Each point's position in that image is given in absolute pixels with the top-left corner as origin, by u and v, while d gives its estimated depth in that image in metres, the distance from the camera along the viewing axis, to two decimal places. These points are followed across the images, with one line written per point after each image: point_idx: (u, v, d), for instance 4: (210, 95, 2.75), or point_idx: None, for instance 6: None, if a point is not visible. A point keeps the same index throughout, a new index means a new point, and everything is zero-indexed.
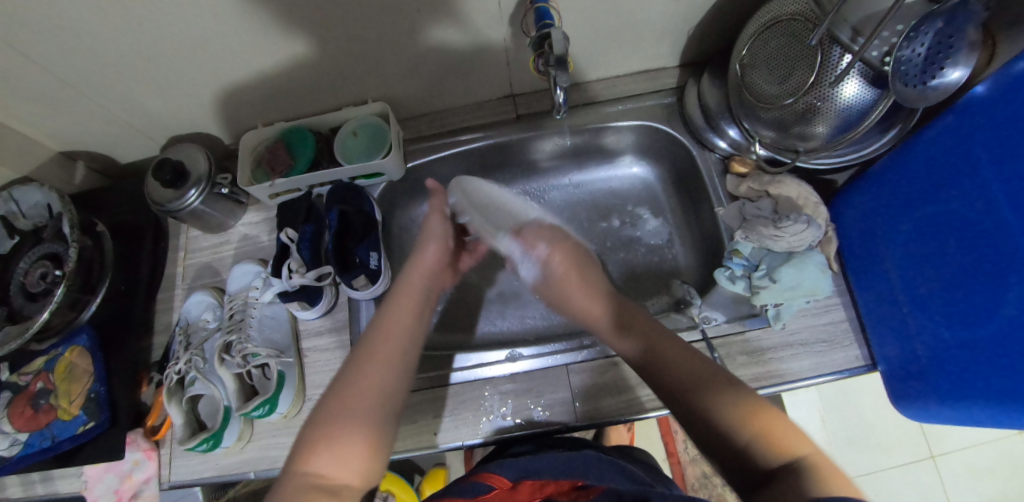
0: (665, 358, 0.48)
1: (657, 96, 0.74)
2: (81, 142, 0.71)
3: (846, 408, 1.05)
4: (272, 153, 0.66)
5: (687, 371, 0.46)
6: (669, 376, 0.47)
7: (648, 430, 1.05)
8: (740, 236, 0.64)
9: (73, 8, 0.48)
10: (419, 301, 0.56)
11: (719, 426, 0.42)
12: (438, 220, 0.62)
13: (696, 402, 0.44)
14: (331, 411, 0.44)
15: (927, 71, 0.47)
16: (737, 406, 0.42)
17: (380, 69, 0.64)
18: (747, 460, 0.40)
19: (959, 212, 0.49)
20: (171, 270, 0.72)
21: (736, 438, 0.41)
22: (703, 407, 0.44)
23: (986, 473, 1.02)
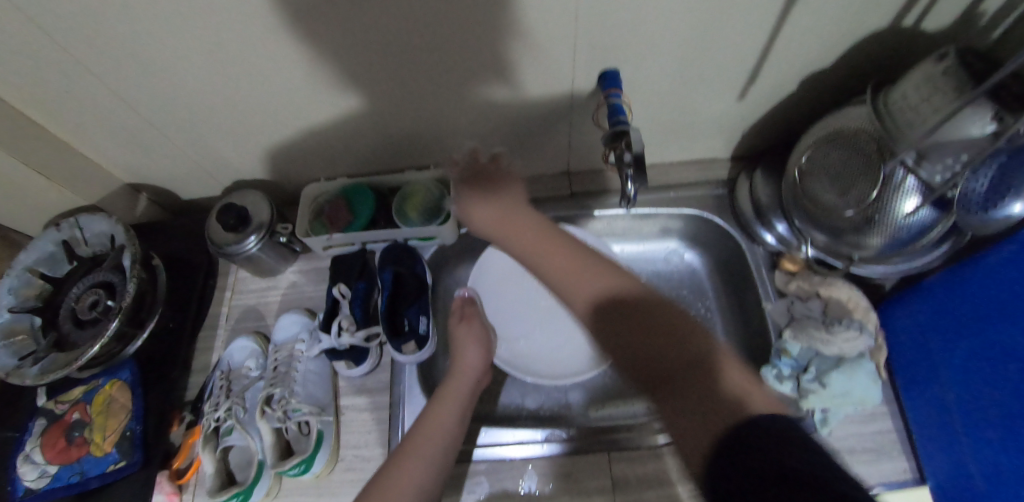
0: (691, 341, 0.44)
1: (709, 187, 0.76)
2: (151, 177, 0.74)
3: None
4: (335, 208, 0.69)
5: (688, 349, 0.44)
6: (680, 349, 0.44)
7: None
8: (788, 336, 0.62)
9: (187, 56, 0.51)
10: (471, 387, 0.62)
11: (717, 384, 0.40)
12: (471, 326, 0.67)
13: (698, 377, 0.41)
14: (386, 482, 0.51)
15: (990, 200, 0.50)
16: (699, 361, 0.42)
17: (447, 136, 0.67)
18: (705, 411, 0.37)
19: (1016, 343, 0.48)
20: (217, 309, 0.73)
21: (706, 387, 0.40)
22: (676, 363, 0.43)
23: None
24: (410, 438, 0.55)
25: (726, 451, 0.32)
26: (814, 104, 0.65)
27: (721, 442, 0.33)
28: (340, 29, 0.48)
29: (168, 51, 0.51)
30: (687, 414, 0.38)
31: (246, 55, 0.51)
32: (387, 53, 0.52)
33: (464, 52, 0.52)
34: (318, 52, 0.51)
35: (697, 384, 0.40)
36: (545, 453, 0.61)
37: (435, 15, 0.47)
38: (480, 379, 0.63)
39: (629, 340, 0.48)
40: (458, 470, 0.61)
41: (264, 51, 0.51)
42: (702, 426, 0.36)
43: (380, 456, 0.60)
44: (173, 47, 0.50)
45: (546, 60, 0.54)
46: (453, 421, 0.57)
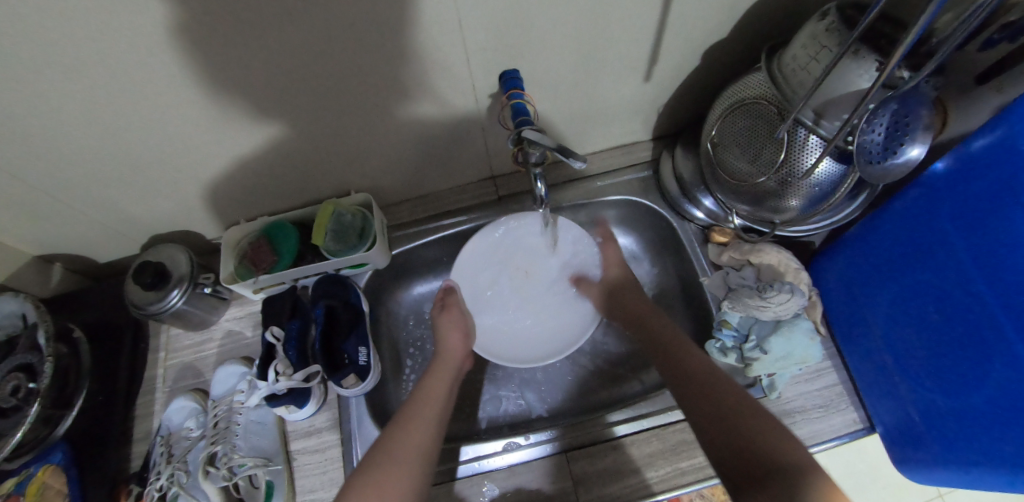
0: (748, 431, 0.48)
1: (633, 171, 0.76)
2: (58, 245, 0.69)
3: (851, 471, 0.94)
4: (257, 250, 0.65)
5: (742, 424, 0.48)
6: (738, 444, 0.47)
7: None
8: (727, 306, 0.64)
9: (54, 117, 0.48)
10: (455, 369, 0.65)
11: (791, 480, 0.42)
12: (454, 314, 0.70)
13: (772, 475, 0.44)
14: (382, 456, 0.52)
15: (889, 147, 0.51)
16: (768, 440, 0.46)
17: (362, 161, 0.65)
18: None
19: (937, 284, 0.51)
20: (152, 371, 0.70)
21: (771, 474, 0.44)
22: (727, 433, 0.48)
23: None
24: (404, 416, 0.56)
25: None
26: (720, 73, 0.65)
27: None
28: (209, 67, 0.45)
29: (28, 116, 0.47)
30: None
31: (119, 108, 0.48)
32: (276, 87, 0.50)
33: (353, 74, 0.50)
34: (202, 95, 0.48)
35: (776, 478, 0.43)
36: (529, 457, 0.61)
37: (311, 41, 0.45)
38: (462, 366, 0.66)
39: (717, 427, 0.49)
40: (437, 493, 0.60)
41: (139, 102, 0.48)
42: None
43: None
44: (34, 111, 0.47)
45: (438, 70, 0.52)
46: (445, 390, 0.61)
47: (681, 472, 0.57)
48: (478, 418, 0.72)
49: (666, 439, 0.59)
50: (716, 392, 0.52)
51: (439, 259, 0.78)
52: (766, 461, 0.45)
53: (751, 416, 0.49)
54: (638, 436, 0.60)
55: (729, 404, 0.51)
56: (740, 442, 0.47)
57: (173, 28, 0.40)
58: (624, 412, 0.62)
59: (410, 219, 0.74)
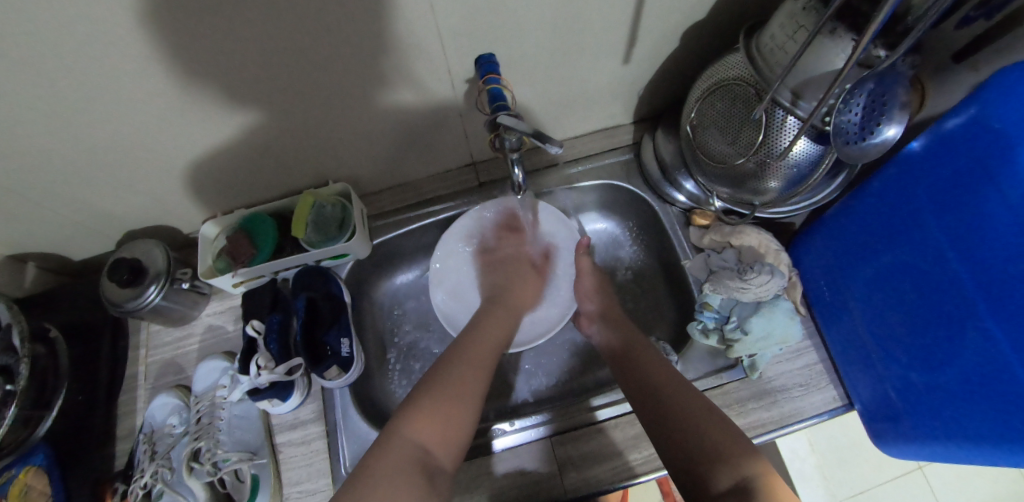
0: (685, 414, 0.50)
1: (614, 154, 0.76)
2: (29, 245, 0.68)
3: (836, 446, 0.96)
4: (234, 243, 0.64)
5: (679, 405, 0.51)
6: (672, 424, 0.49)
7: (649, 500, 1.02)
8: (708, 289, 0.65)
9: (12, 113, 0.46)
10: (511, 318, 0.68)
11: (720, 461, 0.45)
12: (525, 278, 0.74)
13: (704, 457, 0.46)
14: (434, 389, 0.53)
15: (865, 128, 0.50)
16: (701, 421, 0.49)
17: (339, 150, 0.63)
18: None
19: (911, 262, 0.52)
20: (133, 369, 0.69)
21: (704, 455, 0.46)
22: (662, 415, 0.51)
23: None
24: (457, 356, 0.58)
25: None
26: (700, 54, 0.64)
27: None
28: (173, 56, 0.44)
29: None
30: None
31: (81, 101, 0.47)
32: (244, 75, 0.48)
33: (324, 62, 0.49)
34: (167, 87, 0.47)
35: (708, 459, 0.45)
36: (516, 442, 0.61)
37: (277, 29, 0.44)
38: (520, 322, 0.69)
39: (654, 410, 0.51)
40: None
41: (101, 95, 0.46)
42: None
43: (325, 487, 0.59)
44: None
45: (411, 56, 0.51)
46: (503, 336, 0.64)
47: None
48: None
49: None
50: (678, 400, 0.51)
51: (422, 247, 0.77)
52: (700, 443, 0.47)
53: (687, 399, 0.51)
54: (620, 420, 0.60)
55: (667, 388, 0.53)
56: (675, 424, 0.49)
57: (130, 18, 0.39)
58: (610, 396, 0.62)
59: (392, 208, 0.74)
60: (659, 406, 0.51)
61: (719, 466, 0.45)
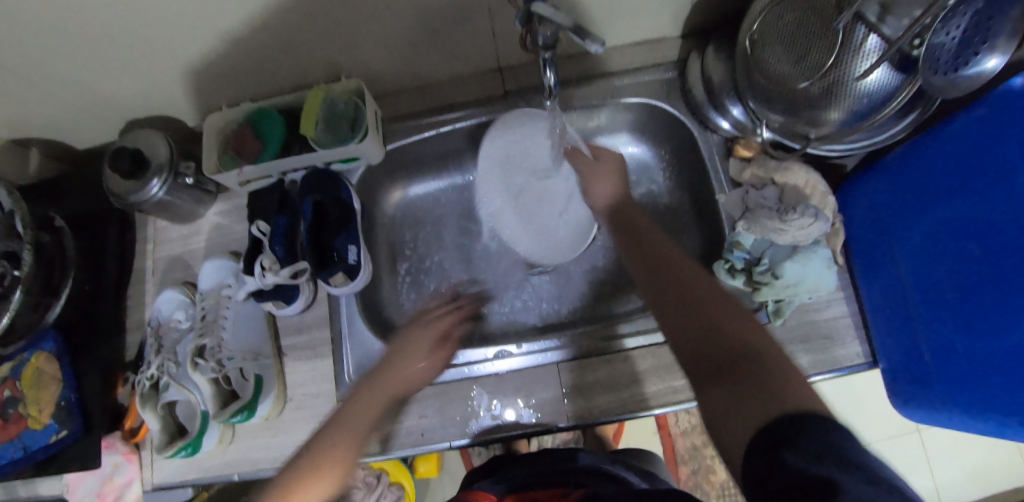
0: (696, 299, 0.42)
1: (656, 70, 0.68)
2: (29, 128, 0.64)
3: (839, 399, 0.96)
4: (240, 139, 0.61)
5: (688, 288, 0.43)
6: (679, 311, 0.41)
7: (643, 432, 1.06)
8: (741, 228, 0.59)
9: None
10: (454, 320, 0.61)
11: (738, 346, 0.37)
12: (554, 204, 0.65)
13: (717, 343, 0.38)
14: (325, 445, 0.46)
15: (960, 57, 0.43)
16: (712, 306, 0.41)
17: (352, 42, 0.57)
18: (749, 399, 0.32)
19: (982, 218, 0.47)
20: (141, 263, 0.69)
21: (722, 341, 0.38)
22: (667, 301, 0.43)
23: (986, 476, 0.96)
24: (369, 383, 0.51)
25: (758, 460, 0.28)
26: None
27: (761, 437, 0.29)
28: None
29: None
30: (727, 391, 0.34)
31: None
32: None
33: None
34: None
35: (723, 348, 0.37)
36: (515, 367, 0.60)
37: None
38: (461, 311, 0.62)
39: (660, 295, 0.43)
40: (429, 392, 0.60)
41: None
42: (749, 412, 0.31)
43: (329, 393, 0.59)
44: None
45: None
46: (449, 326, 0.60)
47: (671, 391, 0.57)
48: None
49: (663, 357, 0.58)
50: (695, 288, 0.43)
51: (437, 160, 0.72)
52: (713, 329, 0.39)
53: (696, 283, 0.43)
54: (637, 351, 0.58)
55: (672, 271, 0.45)
56: (683, 307, 0.41)
57: None
58: (631, 327, 0.59)
59: (409, 112, 0.68)
60: (663, 290, 0.44)
61: (733, 350, 0.36)
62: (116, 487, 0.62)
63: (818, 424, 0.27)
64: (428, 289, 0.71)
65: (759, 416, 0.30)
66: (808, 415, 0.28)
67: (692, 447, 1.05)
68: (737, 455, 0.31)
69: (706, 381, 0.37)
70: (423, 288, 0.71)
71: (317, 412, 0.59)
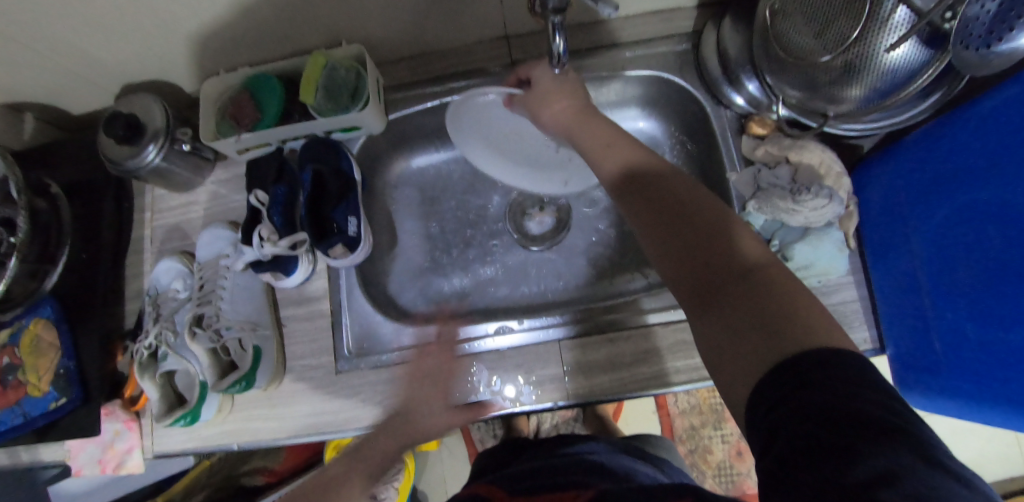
0: (704, 231, 0.39)
1: (669, 43, 0.65)
2: (20, 91, 0.62)
3: None
4: (237, 105, 0.59)
5: (694, 218, 0.40)
6: (685, 245, 0.39)
7: (642, 411, 1.06)
8: (752, 207, 0.58)
9: None
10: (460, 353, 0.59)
11: (749, 280, 0.35)
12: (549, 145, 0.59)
13: (726, 278, 0.36)
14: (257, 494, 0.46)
15: (994, 31, 0.39)
16: (721, 239, 0.38)
17: (353, 7, 0.54)
18: (753, 337, 0.31)
19: (1003, 204, 0.44)
20: (139, 232, 0.68)
21: (733, 277, 0.36)
22: (671, 236, 0.40)
23: (983, 464, 0.97)
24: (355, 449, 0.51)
25: (763, 407, 0.28)
26: None
27: (764, 383, 0.28)
28: None
29: None
30: (738, 327, 0.33)
31: None
32: None
33: None
34: None
35: (733, 284, 0.35)
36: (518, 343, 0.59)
37: None
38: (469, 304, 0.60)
39: (664, 228, 0.41)
40: (429, 366, 0.59)
41: None
42: (750, 350, 0.31)
43: (328, 365, 0.59)
44: None
45: None
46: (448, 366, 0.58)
47: (673, 371, 0.56)
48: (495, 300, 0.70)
49: (667, 337, 0.57)
50: (697, 217, 0.40)
51: (440, 132, 0.70)
52: (722, 263, 0.37)
53: (704, 213, 0.40)
54: (643, 329, 0.57)
55: (676, 202, 0.42)
56: (690, 239, 0.39)
57: None
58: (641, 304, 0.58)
59: (413, 81, 0.66)
60: (668, 221, 0.41)
61: (736, 282, 0.35)
62: (117, 453, 0.63)
63: (827, 364, 0.26)
64: (429, 263, 0.70)
65: (761, 356, 0.30)
66: (825, 354, 0.27)
67: (691, 427, 1.05)
68: (738, 392, 0.32)
69: (714, 316, 0.35)
70: (425, 262, 0.70)
71: (315, 384, 0.58)
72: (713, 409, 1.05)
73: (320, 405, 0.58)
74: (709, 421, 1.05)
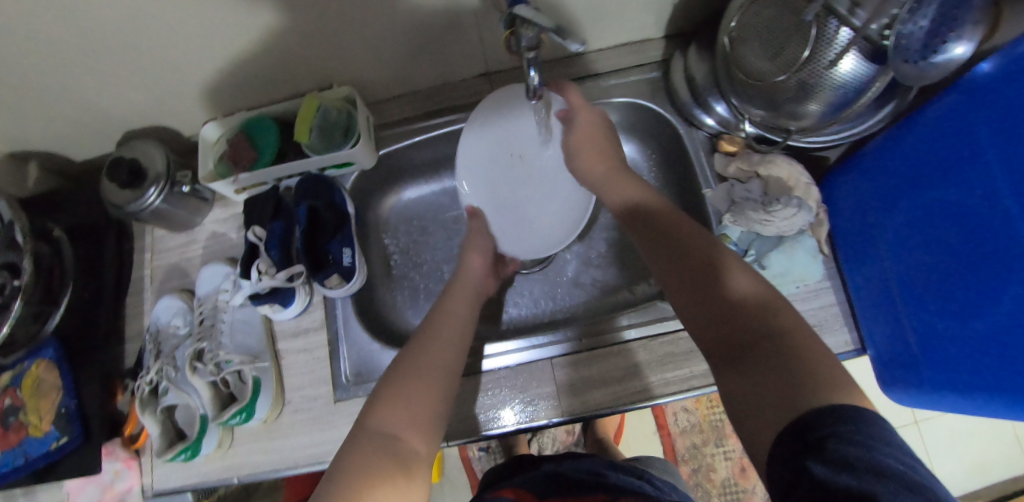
0: (717, 284, 0.41)
1: (641, 71, 0.69)
2: (28, 142, 0.66)
3: None
4: (235, 148, 0.62)
5: (708, 270, 0.42)
6: (698, 297, 0.41)
7: (643, 432, 1.07)
8: (727, 221, 0.61)
9: None
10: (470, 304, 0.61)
11: (765, 335, 0.36)
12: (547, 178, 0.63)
13: (740, 331, 0.37)
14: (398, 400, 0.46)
15: (929, 45, 0.44)
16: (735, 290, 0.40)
17: (344, 53, 0.58)
18: (773, 391, 0.32)
19: (957, 203, 0.48)
20: (139, 272, 0.70)
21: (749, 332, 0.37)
22: (685, 286, 0.42)
23: (985, 471, 0.96)
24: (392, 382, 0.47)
25: (782, 458, 0.29)
26: None
27: (782, 440, 0.30)
28: None
29: None
30: (757, 384, 0.34)
31: None
32: None
33: None
34: None
35: (747, 339, 0.36)
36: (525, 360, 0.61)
37: None
38: (484, 284, 0.64)
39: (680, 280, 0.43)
40: None
41: None
42: (769, 409, 0.32)
43: (326, 395, 0.60)
44: None
45: None
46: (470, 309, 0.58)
47: (664, 383, 0.57)
48: (487, 325, 0.72)
49: (656, 351, 0.58)
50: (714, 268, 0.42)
51: (430, 165, 0.74)
52: (737, 315, 0.38)
53: (720, 265, 0.42)
54: (633, 344, 0.59)
55: (689, 254, 0.43)
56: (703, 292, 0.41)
57: None
58: (632, 318, 0.60)
59: (402, 118, 0.69)
60: (682, 273, 0.43)
61: (755, 338, 0.36)
62: (117, 493, 0.63)
63: (849, 425, 0.27)
64: (423, 290, 0.72)
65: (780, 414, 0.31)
66: (842, 417, 0.28)
67: (692, 446, 1.05)
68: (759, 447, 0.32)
69: (735, 370, 0.36)
70: (419, 289, 0.72)
71: (313, 414, 0.59)
72: (713, 426, 1.05)
73: (318, 435, 0.59)
74: (710, 439, 1.05)
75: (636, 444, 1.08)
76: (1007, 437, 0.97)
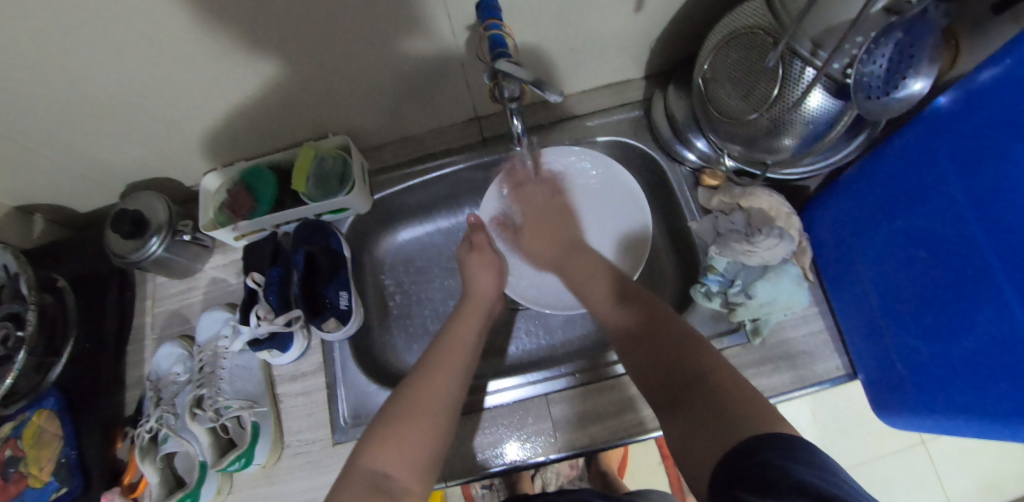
0: (658, 338, 0.46)
1: (623, 110, 0.72)
2: (34, 196, 0.68)
3: (838, 414, 0.96)
4: (235, 198, 0.65)
5: (650, 328, 0.47)
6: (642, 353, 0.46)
7: (647, 463, 1.04)
8: (714, 252, 0.63)
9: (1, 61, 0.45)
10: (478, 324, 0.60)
11: (697, 378, 0.40)
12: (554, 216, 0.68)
13: (677, 379, 0.42)
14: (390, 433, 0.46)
15: (890, 82, 0.45)
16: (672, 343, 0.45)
17: (338, 104, 0.61)
18: (706, 429, 0.36)
19: (926, 228, 0.49)
20: (141, 319, 0.71)
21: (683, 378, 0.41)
22: (632, 344, 0.48)
23: (997, 489, 0.95)
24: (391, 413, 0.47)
25: (719, 487, 0.31)
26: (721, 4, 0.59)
27: (718, 470, 0.32)
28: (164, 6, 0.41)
29: None
30: (692, 422, 0.37)
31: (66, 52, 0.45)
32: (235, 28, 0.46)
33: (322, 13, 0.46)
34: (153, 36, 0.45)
35: (682, 384, 0.41)
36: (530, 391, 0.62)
37: None
38: (496, 305, 0.65)
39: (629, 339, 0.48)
40: None
41: (86, 45, 0.44)
42: (704, 444, 0.35)
43: (325, 437, 0.60)
44: None
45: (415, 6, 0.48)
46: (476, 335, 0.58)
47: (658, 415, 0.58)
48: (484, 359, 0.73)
49: None
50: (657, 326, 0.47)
51: (423, 205, 0.76)
52: (675, 364, 0.43)
53: (663, 323, 0.47)
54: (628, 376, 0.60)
55: (637, 314, 0.50)
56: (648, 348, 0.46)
57: None
58: None
59: (397, 162, 0.72)
60: (631, 333, 0.49)
61: (686, 383, 0.40)
62: None
63: (770, 448, 0.31)
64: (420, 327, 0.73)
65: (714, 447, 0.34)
66: (757, 441, 0.32)
67: None
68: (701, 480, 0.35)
69: (674, 414, 0.40)
70: (416, 327, 0.73)
71: (312, 457, 0.60)
72: None
73: (317, 479, 0.59)
74: None
75: (640, 476, 1.04)
76: (1016, 454, 0.96)
